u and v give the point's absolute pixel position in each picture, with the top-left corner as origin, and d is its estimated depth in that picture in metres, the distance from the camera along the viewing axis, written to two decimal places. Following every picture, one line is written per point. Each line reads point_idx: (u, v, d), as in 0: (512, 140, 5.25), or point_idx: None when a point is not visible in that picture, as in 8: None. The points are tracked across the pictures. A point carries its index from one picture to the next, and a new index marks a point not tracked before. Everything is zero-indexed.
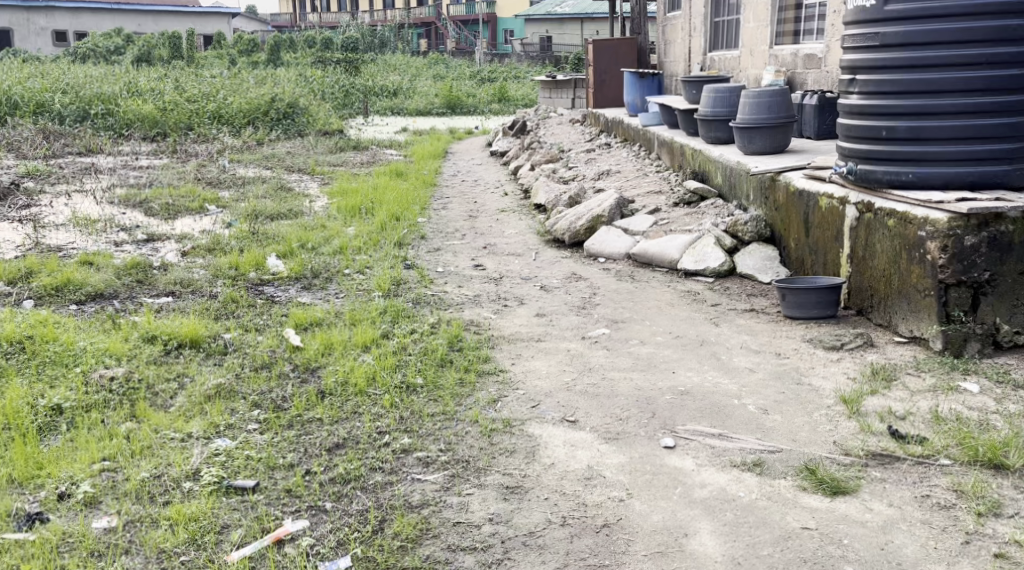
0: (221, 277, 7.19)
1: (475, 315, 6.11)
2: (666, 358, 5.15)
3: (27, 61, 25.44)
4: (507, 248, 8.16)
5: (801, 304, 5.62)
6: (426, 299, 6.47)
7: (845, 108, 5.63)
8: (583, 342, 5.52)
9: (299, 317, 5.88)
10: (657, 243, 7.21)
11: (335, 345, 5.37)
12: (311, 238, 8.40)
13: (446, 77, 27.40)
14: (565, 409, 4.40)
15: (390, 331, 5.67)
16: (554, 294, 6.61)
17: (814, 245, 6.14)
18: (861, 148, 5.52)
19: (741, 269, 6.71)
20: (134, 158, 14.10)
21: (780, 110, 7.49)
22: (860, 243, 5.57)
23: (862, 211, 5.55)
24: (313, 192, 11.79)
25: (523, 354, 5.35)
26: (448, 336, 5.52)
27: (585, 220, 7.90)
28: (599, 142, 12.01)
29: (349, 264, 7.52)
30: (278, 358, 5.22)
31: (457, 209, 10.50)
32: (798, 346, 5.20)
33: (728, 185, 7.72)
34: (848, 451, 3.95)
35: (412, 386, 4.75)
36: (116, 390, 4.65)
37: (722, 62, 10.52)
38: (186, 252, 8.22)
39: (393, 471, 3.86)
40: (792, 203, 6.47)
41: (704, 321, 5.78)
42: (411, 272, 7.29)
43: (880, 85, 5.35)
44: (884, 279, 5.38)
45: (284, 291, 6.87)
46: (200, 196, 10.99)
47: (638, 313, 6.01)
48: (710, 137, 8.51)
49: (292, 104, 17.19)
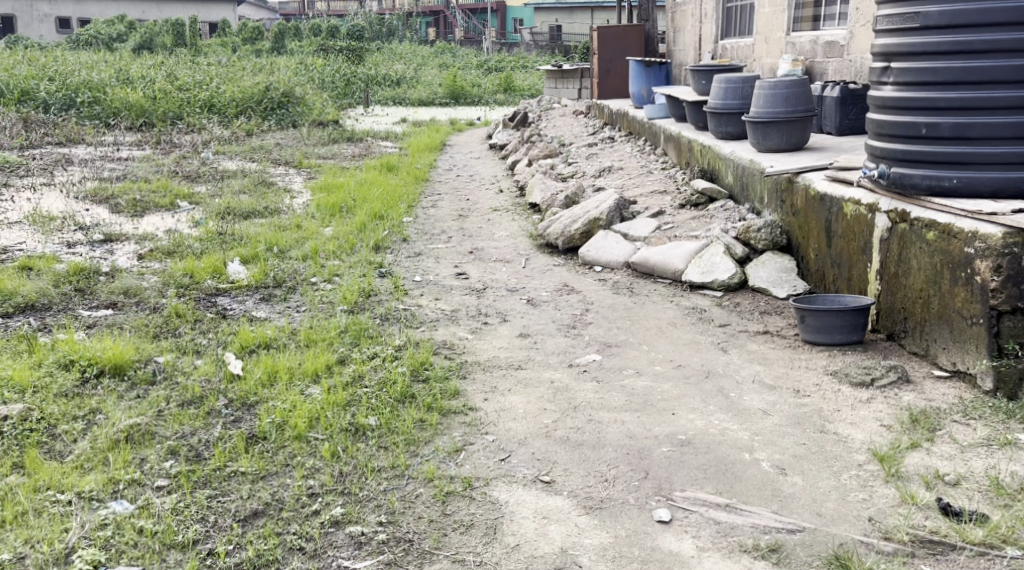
0: (172, 286, 6.47)
1: (448, 335, 5.37)
2: (665, 393, 4.39)
3: (27, 47, 24.75)
4: (495, 253, 7.40)
5: (822, 327, 4.86)
6: (397, 315, 5.72)
7: (876, 101, 4.86)
8: (569, 371, 4.76)
9: (245, 338, 5.13)
10: (659, 250, 6.44)
11: (280, 374, 4.63)
12: (282, 241, 7.65)
13: (452, 66, 26.63)
14: (540, 464, 3.65)
15: (348, 356, 4.92)
16: (541, 310, 5.85)
17: (837, 257, 5.37)
18: (894, 148, 4.74)
19: (753, 282, 5.95)
20: (115, 148, 13.37)
21: (798, 102, 6.69)
22: (892, 256, 4.80)
23: (895, 220, 4.79)
24: (297, 187, 11.05)
25: (498, 386, 4.57)
26: (415, 363, 4.76)
27: (580, 223, 7.13)
28: (601, 136, 11.24)
29: (318, 271, 6.78)
30: (212, 391, 4.47)
31: (447, 207, 9.76)
32: (820, 382, 4.42)
33: (739, 185, 6.95)
34: (888, 534, 3.20)
35: (362, 429, 4.00)
36: (7, 432, 3.92)
37: (734, 52, 9.74)
38: (143, 255, 7.49)
39: (315, 556, 3.17)
40: (812, 208, 5.71)
41: (711, 346, 5.01)
42: (385, 282, 6.56)
43: (921, 73, 4.57)
44: (921, 301, 4.61)
45: (239, 303, 6.15)
46: (173, 192, 10.26)
47: (635, 335, 5.24)
48: (720, 131, 7.72)
49: (288, 93, 16.44)
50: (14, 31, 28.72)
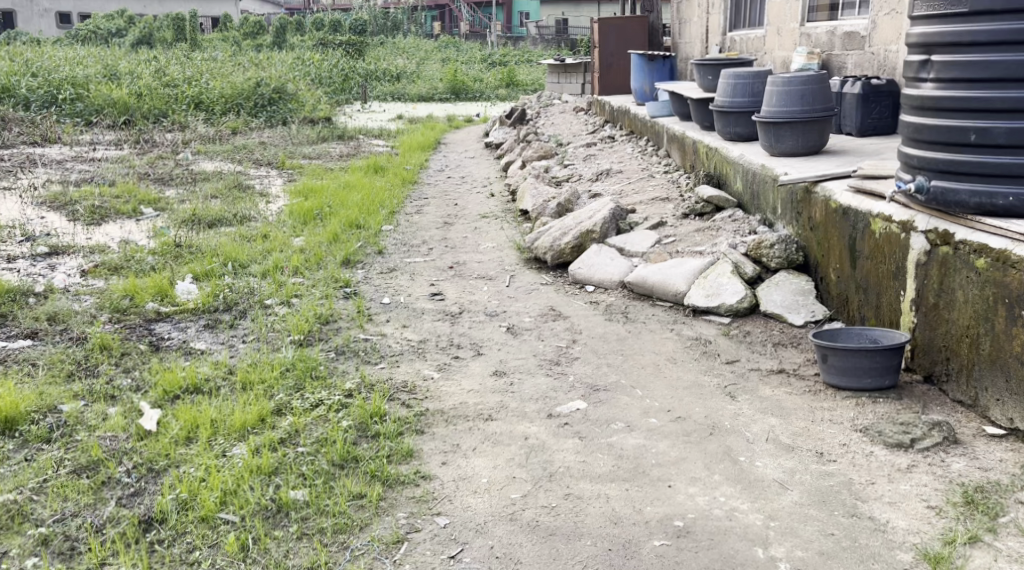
0: (108, 310, 5.73)
1: (410, 373, 4.62)
2: (662, 456, 3.62)
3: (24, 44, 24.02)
4: (477, 268, 6.63)
5: (848, 370, 4.08)
6: (354, 348, 4.97)
7: (910, 101, 4.08)
8: (548, 424, 3.97)
9: (169, 382, 4.37)
10: (658, 269, 5.65)
11: (200, 429, 3.89)
12: (240, 254, 6.87)
13: (455, 60, 25.81)
14: (499, 562, 3.08)
15: (287, 405, 4.17)
16: (522, 341, 5.08)
17: (863, 281, 4.59)
18: (933, 158, 3.98)
19: (766, 307, 5.17)
20: (90, 148, 12.62)
21: (816, 100, 5.94)
22: (932, 285, 4.03)
23: (935, 241, 4.02)
24: (275, 191, 10.29)
25: (461, 444, 3.81)
26: (364, 416, 3.99)
27: (571, 236, 6.34)
28: (601, 136, 10.45)
29: (275, 291, 6.04)
30: (116, 452, 3.73)
31: (432, 213, 9.00)
32: (848, 440, 3.65)
33: (749, 193, 6.18)
34: None
35: (284, 508, 3.31)
36: None
37: (743, 44, 8.97)
38: (86, 272, 6.75)
39: None
40: (834, 223, 4.94)
41: (716, 391, 4.22)
42: (347, 305, 5.82)
43: (970, 68, 3.81)
44: (967, 340, 3.85)
45: (181, 332, 5.43)
46: (139, 196, 9.52)
47: (628, 375, 4.46)
48: (727, 132, 6.93)
49: (279, 89, 15.61)
50: (14, 25, 27.99)
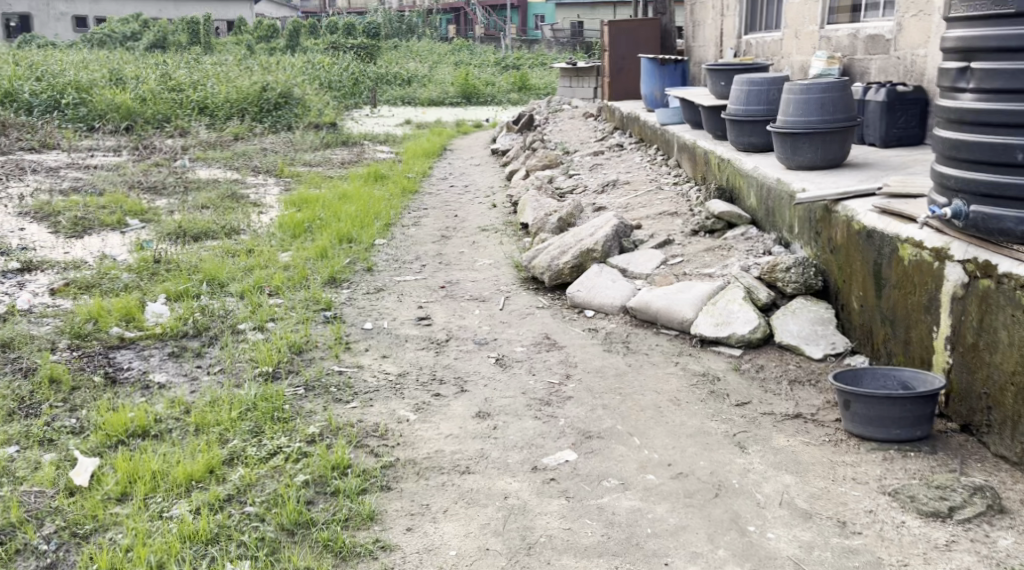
0: (68, 336, 5.28)
1: (384, 413, 4.16)
2: (658, 523, 3.21)
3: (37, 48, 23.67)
4: (471, 288, 6.17)
5: (873, 419, 3.60)
6: (326, 382, 4.51)
7: (945, 113, 3.61)
8: (532, 479, 3.51)
9: (114, 424, 3.92)
10: (663, 294, 5.17)
11: (138, 482, 3.45)
12: (220, 272, 6.39)
13: (468, 64, 25.31)
14: None
15: (241, 452, 3.71)
16: (511, 375, 4.61)
17: (888, 312, 4.09)
18: (975, 178, 3.51)
19: (781, 337, 4.69)
20: (87, 155, 12.20)
21: (837, 109, 5.44)
22: (971, 321, 3.55)
23: (974, 273, 3.55)
24: (269, 201, 9.84)
25: (431, 505, 3.36)
26: (324, 468, 3.52)
27: (570, 255, 5.88)
28: (610, 143, 9.96)
29: (250, 314, 5.58)
30: (38, 512, 3.31)
31: (430, 226, 8.54)
32: (875, 507, 3.24)
33: (763, 209, 5.70)
34: None
35: None
36: None
37: (759, 48, 8.47)
38: (55, 291, 6.32)
39: None
40: (857, 247, 4.45)
41: (723, 441, 3.74)
42: (326, 330, 5.36)
43: (1019, 77, 3.36)
44: (1012, 388, 3.38)
45: (141, 362, 4.97)
46: (126, 206, 9.08)
47: (624, 419, 3.99)
48: (740, 143, 6.43)
49: (286, 93, 15.05)
50: (31, 30, 27.71)
